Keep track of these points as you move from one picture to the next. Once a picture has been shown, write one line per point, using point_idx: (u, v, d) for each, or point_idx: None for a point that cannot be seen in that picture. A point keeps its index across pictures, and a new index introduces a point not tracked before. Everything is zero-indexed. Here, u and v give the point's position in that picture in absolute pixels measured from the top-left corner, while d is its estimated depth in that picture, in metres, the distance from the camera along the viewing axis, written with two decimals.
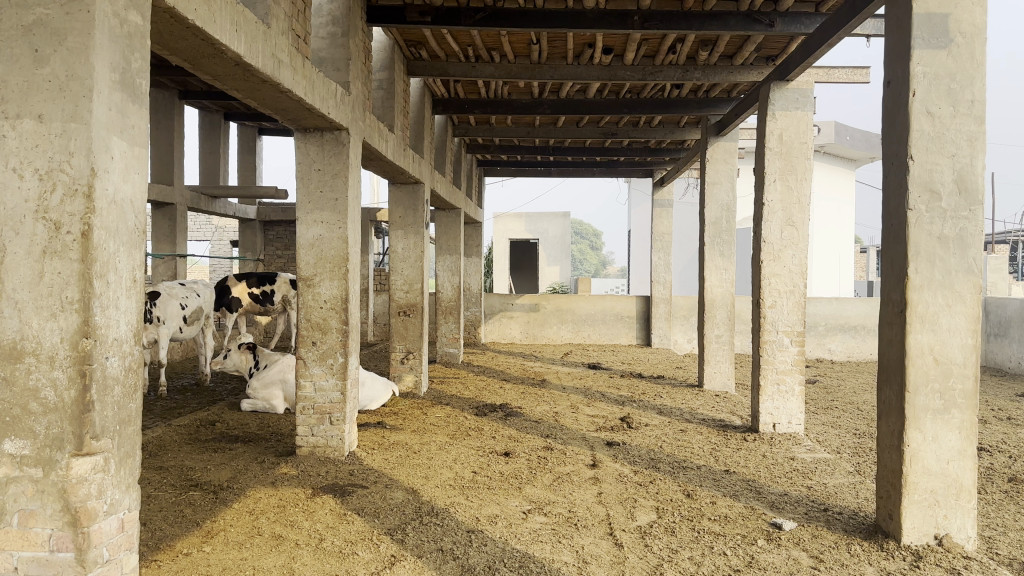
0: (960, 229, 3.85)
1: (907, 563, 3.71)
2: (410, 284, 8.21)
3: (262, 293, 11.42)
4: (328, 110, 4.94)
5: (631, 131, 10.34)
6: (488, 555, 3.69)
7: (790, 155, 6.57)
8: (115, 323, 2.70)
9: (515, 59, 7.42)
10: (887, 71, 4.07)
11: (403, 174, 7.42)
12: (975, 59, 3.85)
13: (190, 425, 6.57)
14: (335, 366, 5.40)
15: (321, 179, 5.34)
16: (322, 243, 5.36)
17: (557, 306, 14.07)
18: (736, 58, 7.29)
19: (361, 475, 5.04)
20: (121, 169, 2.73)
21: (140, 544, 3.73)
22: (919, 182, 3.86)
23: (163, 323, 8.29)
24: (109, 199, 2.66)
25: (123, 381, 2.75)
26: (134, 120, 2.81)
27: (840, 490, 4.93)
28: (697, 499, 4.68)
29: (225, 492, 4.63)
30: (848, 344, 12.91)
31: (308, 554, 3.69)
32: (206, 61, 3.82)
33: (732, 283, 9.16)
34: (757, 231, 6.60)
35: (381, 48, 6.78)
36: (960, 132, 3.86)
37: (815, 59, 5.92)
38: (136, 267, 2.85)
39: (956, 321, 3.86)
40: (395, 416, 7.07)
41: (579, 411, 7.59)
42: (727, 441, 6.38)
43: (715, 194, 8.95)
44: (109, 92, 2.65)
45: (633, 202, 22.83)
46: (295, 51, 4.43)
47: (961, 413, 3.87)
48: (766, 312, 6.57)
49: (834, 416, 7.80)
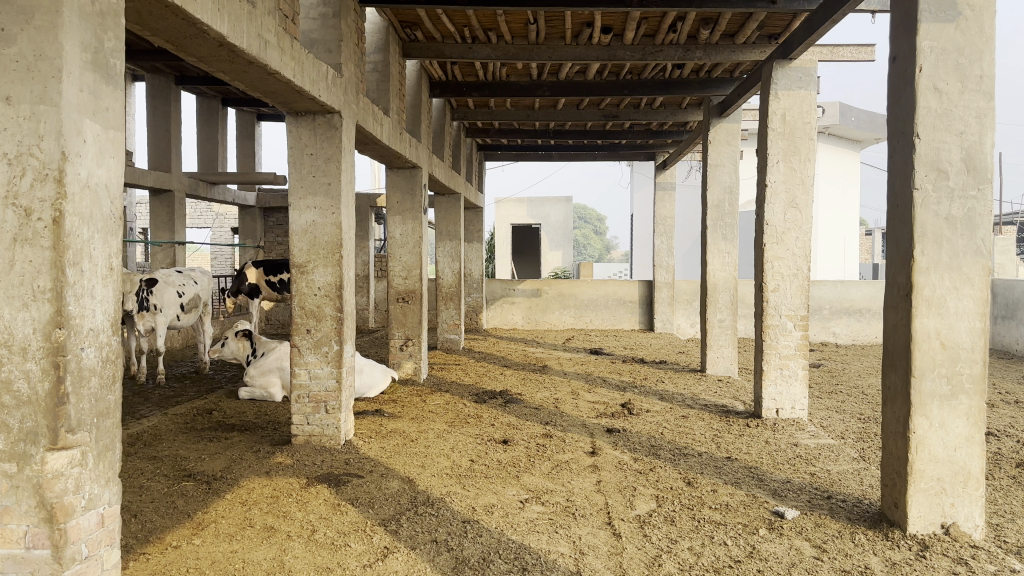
0: (968, 208, 3.73)
1: (912, 553, 3.62)
2: (408, 270, 8.11)
3: (279, 281, 11.67)
4: (318, 92, 4.81)
5: (632, 113, 10.18)
6: (483, 547, 3.61)
7: (794, 136, 6.41)
8: (91, 313, 2.61)
9: (513, 39, 7.27)
10: (893, 47, 3.93)
11: (399, 159, 7.29)
12: (983, 33, 3.71)
13: (186, 414, 6.50)
14: (330, 354, 5.30)
15: (313, 164, 5.24)
16: (315, 229, 5.26)
17: (559, 291, 13.97)
18: (739, 37, 7.14)
19: (356, 465, 4.97)
20: (95, 153, 2.63)
21: (128, 537, 3.66)
22: (926, 160, 3.72)
23: (160, 311, 8.20)
24: (82, 184, 2.56)
25: (100, 373, 2.67)
26: (108, 102, 2.70)
27: (845, 477, 4.84)
28: (698, 487, 4.60)
29: (218, 482, 4.56)
30: (852, 327, 12.80)
31: (299, 546, 3.62)
32: (190, 42, 3.71)
33: (735, 267, 8.97)
34: (760, 213, 6.48)
35: (375, 29, 6.65)
36: (968, 109, 3.73)
37: (818, 37, 5.76)
38: (114, 255, 2.75)
39: (963, 304, 3.75)
40: (393, 403, 6.99)
41: (579, 397, 7.51)
42: (729, 427, 6.29)
43: (718, 176, 8.82)
44: (80, 73, 2.54)
45: (636, 186, 22.70)
46: (282, 32, 4.31)
47: (968, 398, 3.76)
48: (769, 296, 6.46)
49: (838, 401, 7.70)
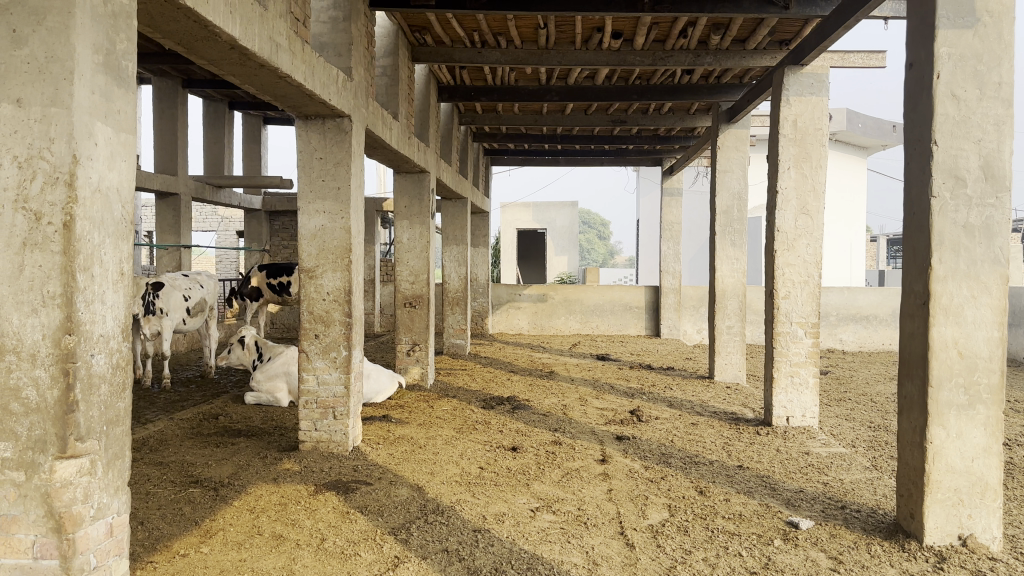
0: (986, 217, 3.68)
1: (930, 565, 3.56)
2: (415, 275, 8.07)
3: (278, 284, 11.57)
4: (328, 96, 4.78)
5: (640, 118, 10.16)
6: (494, 556, 3.56)
7: (805, 142, 6.38)
8: (101, 319, 2.57)
9: (522, 44, 7.24)
10: (910, 53, 3.89)
11: (407, 163, 7.26)
12: (1003, 39, 3.66)
13: (192, 419, 6.47)
14: (338, 360, 5.26)
15: (322, 168, 5.20)
16: (324, 233, 5.22)
17: (565, 296, 13.92)
18: (749, 43, 7.10)
19: (364, 471, 4.92)
20: (106, 157, 2.59)
21: (135, 545, 3.62)
22: (944, 168, 3.67)
23: (166, 315, 8.17)
24: (93, 188, 2.52)
25: (110, 380, 2.63)
26: (120, 104, 2.66)
27: (858, 487, 4.78)
28: (710, 496, 4.54)
29: (226, 489, 4.52)
30: (860, 334, 12.72)
31: (309, 555, 3.57)
32: (200, 45, 3.68)
33: (744, 273, 8.92)
34: (771, 219, 6.43)
35: (384, 33, 6.62)
36: (987, 116, 3.68)
37: (831, 42, 5.72)
38: (124, 259, 2.71)
39: (981, 313, 3.69)
40: (401, 409, 6.94)
41: (587, 403, 7.45)
42: (739, 434, 6.24)
43: (727, 182, 8.76)
44: (92, 75, 2.50)
45: (642, 191, 22.67)
46: (293, 35, 4.27)
47: (986, 408, 3.70)
48: (780, 303, 6.39)
49: (848, 408, 7.65)
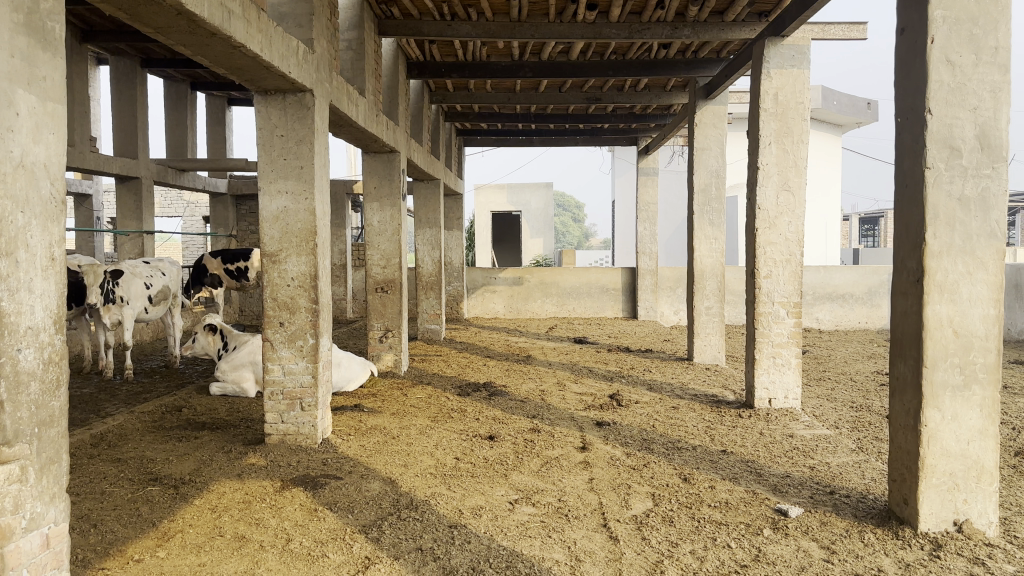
0: (981, 188, 3.53)
1: (926, 553, 3.43)
2: (387, 259, 7.79)
3: (236, 269, 11.26)
4: (288, 69, 4.49)
5: (616, 95, 9.93)
6: (472, 554, 3.36)
7: (786, 116, 6.20)
8: (29, 309, 2.32)
9: (494, 17, 6.96)
10: (900, 17, 3.71)
11: (376, 142, 6.97)
12: (998, 2, 3.49)
13: (154, 411, 6.17)
14: (305, 348, 5.01)
15: (284, 146, 4.92)
16: (287, 216, 4.94)
17: (541, 279, 13.72)
18: (727, 14, 6.87)
19: (335, 465, 4.69)
20: (31, 129, 2.32)
21: (85, 550, 3.36)
22: (938, 138, 3.51)
23: (127, 304, 7.84)
24: (16, 163, 2.26)
25: (41, 377, 2.38)
26: (45, 70, 2.38)
27: (845, 471, 4.65)
28: (695, 483, 4.39)
29: (187, 487, 4.27)
30: (836, 313, 12.71)
31: (274, 558, 3.35)
32: (145, 10, 3.39)
33: (722, 252, 8.76)
34: (752, 196, 6.27)
35: (348, 6, 6.31)
36: (983, 83, 3.51)
37: (812, 13, 5.53)
38: (55, 243, 2.44)
39: (977, 290, 3.55)
40: (373, 398, 6.72)
41: (566, 388, 7.29)
42: (721, 418, 6.09)
43: (704, 160, 8.58)
44: (11, 35, 2.22)
45: (618, 171, 22.54)
46: (248, 3, 3.98)
47: (982, 389, 3.57)
48: (761, 282, 6.24)
49: (828, 388, 7.58)
